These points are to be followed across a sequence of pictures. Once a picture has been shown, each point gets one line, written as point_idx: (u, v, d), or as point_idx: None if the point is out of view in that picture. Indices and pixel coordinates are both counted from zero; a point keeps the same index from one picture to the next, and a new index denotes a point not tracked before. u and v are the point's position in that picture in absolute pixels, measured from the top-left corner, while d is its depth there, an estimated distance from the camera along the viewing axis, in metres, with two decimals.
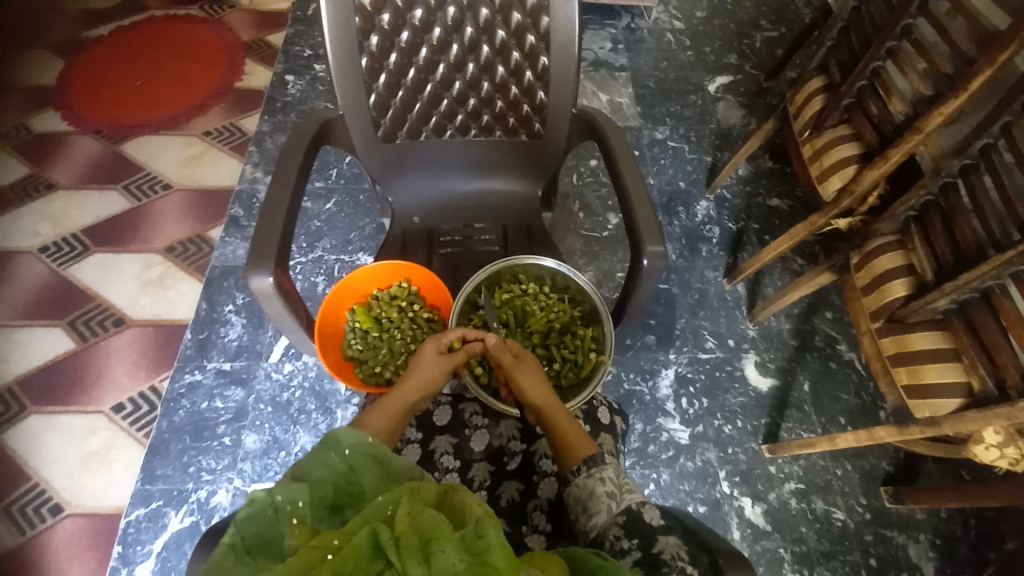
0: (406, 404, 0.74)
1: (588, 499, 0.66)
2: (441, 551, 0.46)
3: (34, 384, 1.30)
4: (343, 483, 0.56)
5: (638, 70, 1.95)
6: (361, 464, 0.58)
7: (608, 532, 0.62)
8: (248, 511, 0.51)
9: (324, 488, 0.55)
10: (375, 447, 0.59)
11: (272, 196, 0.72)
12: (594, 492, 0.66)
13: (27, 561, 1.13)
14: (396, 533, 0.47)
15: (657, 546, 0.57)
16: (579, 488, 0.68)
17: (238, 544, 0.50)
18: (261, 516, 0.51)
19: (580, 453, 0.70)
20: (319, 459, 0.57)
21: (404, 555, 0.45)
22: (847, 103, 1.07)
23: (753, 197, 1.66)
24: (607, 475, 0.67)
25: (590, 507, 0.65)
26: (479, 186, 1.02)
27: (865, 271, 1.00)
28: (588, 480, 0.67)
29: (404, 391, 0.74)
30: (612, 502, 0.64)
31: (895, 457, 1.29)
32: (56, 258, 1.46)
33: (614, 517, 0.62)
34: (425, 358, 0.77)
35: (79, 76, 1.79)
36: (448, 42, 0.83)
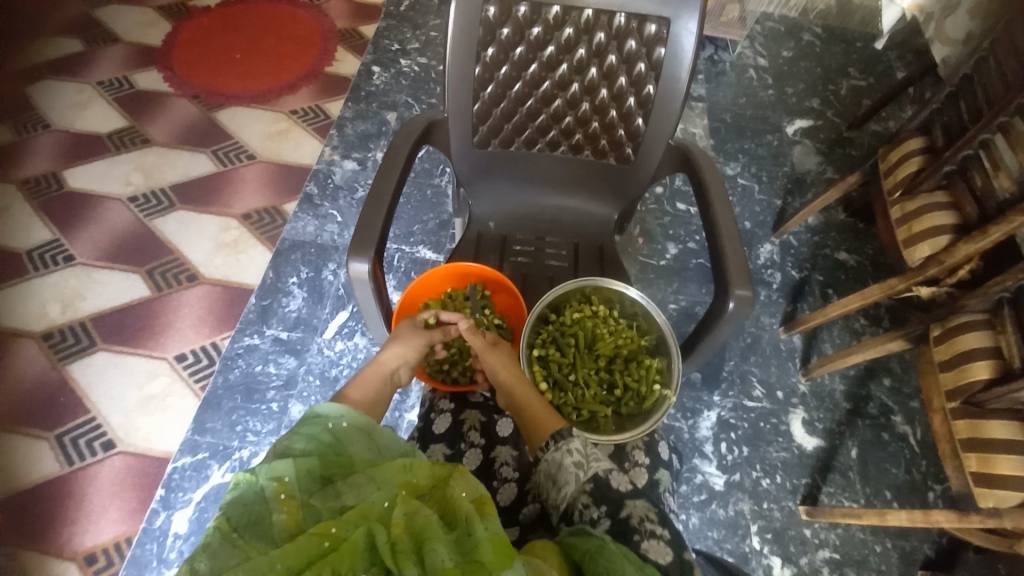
0: (384, 373, 0.81)
1: (557, 472, 0.68)
2: (434, 550, 0.49)
3: (108, 324, 1.39)
4: (330, 454, 0.60)
5: (716, 103, 1.93)
6: (348, 436, 0.63)
7: (577, 502, 0.64)
8: (234, 496, 0.54)
9: (311, 461, 0.58)
10: (362, 422, 0.65)
11: (377, 187, 0.76)
12: (563, 464, 0.68)
13: (80, 487, 1.20)
14: (393, 537, 0.51)
15: (625, 511, 0.61)
16: (549, 463, 0.69)
17: (225, 524, 0.51)
18: (245, 498, 0.53)
19: (547, 431, 0.73)
20: (304, 436, 0.62)
21: (400, 558, 0.49)
22: (949, 170, 1.03)
23: (821, 248, 1.61)
24: (574, 446, 0.69)
25: (559, 479, 0.67)
26: (558, 201, 1.03)
27: (946, 346, 0.96)
28: (556, 453, 0.69)
29: (382, 361, 0.81)
30: (580, 472, 0.66)
31: (939, 542, 1.22)
32: (143, 209, 1.57)
33: (581, 486, 0.64)
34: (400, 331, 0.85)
35: (185, 43, 1.92)
36: (557, 61, 0.85)
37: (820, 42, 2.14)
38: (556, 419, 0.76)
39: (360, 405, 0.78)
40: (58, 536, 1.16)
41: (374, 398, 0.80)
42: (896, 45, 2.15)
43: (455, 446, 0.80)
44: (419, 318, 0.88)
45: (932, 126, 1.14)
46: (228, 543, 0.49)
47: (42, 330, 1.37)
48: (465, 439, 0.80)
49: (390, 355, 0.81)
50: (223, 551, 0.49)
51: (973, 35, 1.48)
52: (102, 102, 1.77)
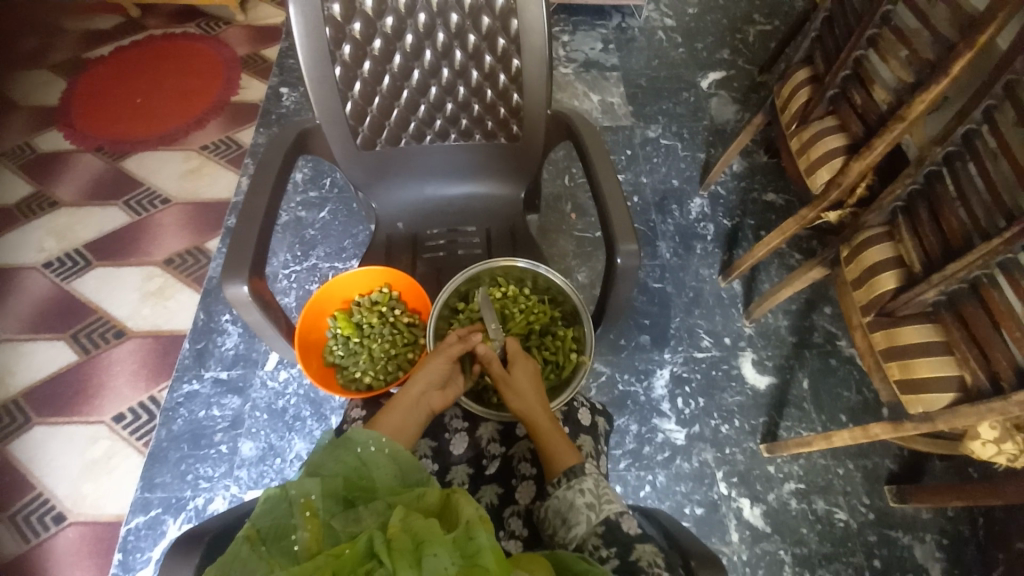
0: (416, 400, 0.74)
1: (567, 511, 0.66)
2: (434, 556, 0.48)
3: (39, 397, 1.33)
4: (354, 477, 0.59)
5: (629, 69, 1.94)
6: (375, 459, 0.61)
7: (587, 542, 0.62)
8: (265, 506, 0.53)
9: (335, 481, 0.57)
10: (389, 447, 0.63)
11: (249, 205, 0.73)
12: (574, 503, 0.66)
13: (33, 568, 1.15)
14: (388, 536, 0.50)
15: (634, 554, 0.59)
16: (559, 500, 0.67)
17: (254, 532, 0.51)
18: (277, 510, 0.53)
19: (560, 464, 0.70)
20: (333, 457, 0.60)
21: (396, 557, 0.47)
22: (832, 94, 1.06)
23: (748, 193, 1.64)
24: (587, 486, 0.67)
25: (570, 518, 0.65)
26: (462, 191, 1.02)
27: (854, 265, 0.98)
28: (569, 492, 0.67)
29: (414, 387, 0.74)
30: (592, 513, 0.64)
31: (899, 455, 1.26)
32: (60, 273, 1.50)
33: (592, 528, 0.63)
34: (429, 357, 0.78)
35: (81, 96, 1.84)
36: (420, 49, 0.84)
37: None
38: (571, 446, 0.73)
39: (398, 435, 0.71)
40: None
41: None
42: None
43: None
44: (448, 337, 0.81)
45: (814, 55, 1.17)
46: (253, 554, 0.49)
47: None
48: None
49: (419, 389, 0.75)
50: (250, 561, 0.49)
51: None
52: (2, 170, 1.69)
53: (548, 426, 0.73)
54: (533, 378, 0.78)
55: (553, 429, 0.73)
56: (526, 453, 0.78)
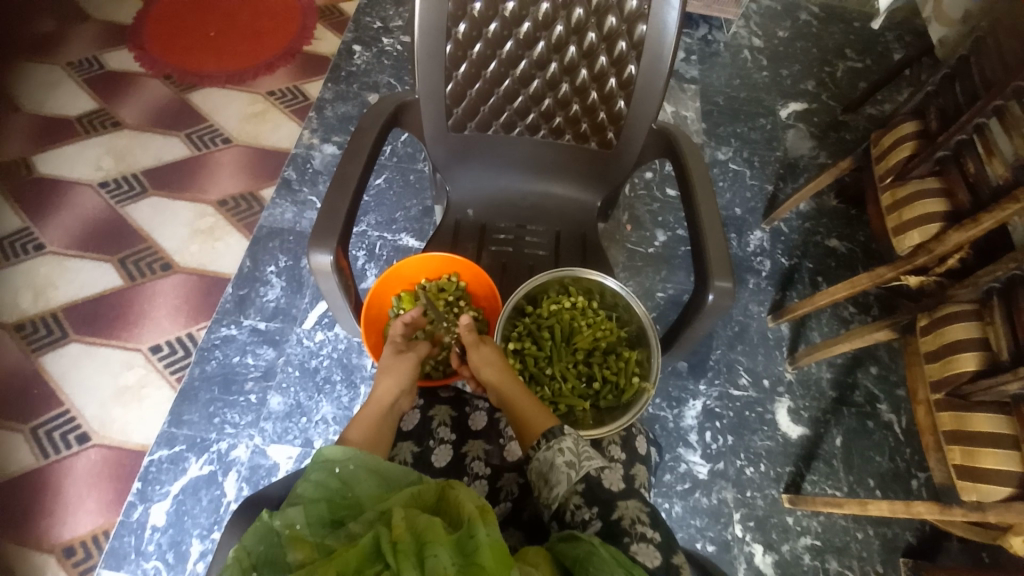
0: (385, 408, 0.74)
1: (549, 471, 0.65)
2: (434, 555, 0.48)
3: (80, 315, 1.35)
4: (338, 498, 0.57)
5: (709, 84, 1.87)
6: (355, 476, 0.60)
7: (568, 502, 0.62)
8: (254, 537, 0.53)
9: (319, 506, 0.56)
10: (369, 460, 0.62)
11: (342, 173, 0.72)
12: (554, 463, 0.65)
13: (55, 480, 1.18)
14: (394, 537, 0.49)
15: (615, 513, 0.60)
16: (540, 462, 0.66)
17: (246, 558, 0.51)
18: (269, 537, 0.53)
19: (537, 430, 0.70)
20: (310, 481, 0.59)
21: (400, 558, 0.47)
22: (941, 156, 1.00)
23: (811, 235, 1.59)
24: (567, 445, 0.66)
25: (551, 479, 0.64)
26: (539, 189, 1.00)
27: (933, 337, 0.94)
28: (548, 453, 0.66)
29: (380, 396, 0.74)
30: (572, 472, 0.63)
31: (921, 530, 1.23)
32: (114, 195, 1.51)
33: (573, 487, 0.63)
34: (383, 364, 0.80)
35: (156, 20, 1.83)
36: (535, 38, 0.81)
37: (817, 22, 2.07)
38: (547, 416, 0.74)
39: (367, 444, 0.69)
40: (35, 528, 1.14)
41: (374, 436, 0.71)
42: (894, 26, 2.09)
43: (422, 443, 0.77)
44: (395, 337, 0.84)
45: (926, 110, 1.11)
46: None
47: (13, 320, 1.33)
48: (433, 436, 0.77)
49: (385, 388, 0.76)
50: None
51: (972, 16, 1.43)
52: (71, 82, 1.69)
53: (523, 397, 0.76)
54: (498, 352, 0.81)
55: (526, 398, 0.76)
56: None
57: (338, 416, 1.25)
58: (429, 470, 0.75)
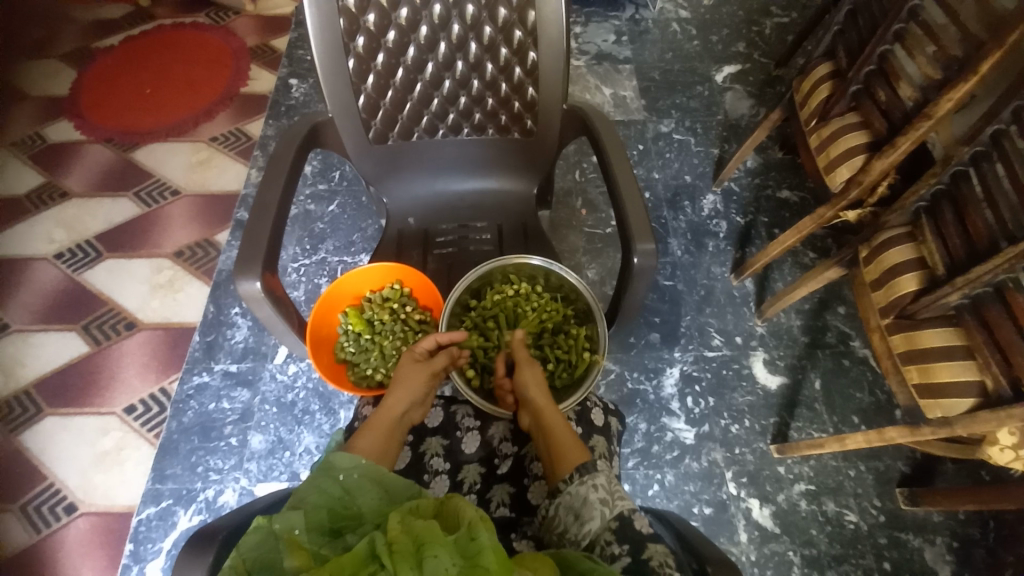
0: (395, 418, 0.74)
1: (581, 506, 0.64)
2: (435, 555, 0.49)
3: (52, 387, 1.34)
4: (340, 508, 0.58)
5: (642, 61, 1.91)
6: (359, 488, 0.61)
7: (600, 538, 0.61)
8: (253, 538, 0.52)
9: (321, 514, 0.56)
10: (371, 470, 0.63)
11: (262, 200, 0.73)
12: (587, 499, 0.64)
13: (46, 557, 1.17)
14: (390, 538, 0.51)
15: (645, 552, 0.57)
16: (571, 496, 0.66)
17: (241, 565, 0.50)
18: (266, 541, 0.52)
19: (569, 461, 0.69)
20: (315, 488, 0.59)
21: (397, 559, 0.48)
22: (855, 90, 1.03)
23: (762, 189, 1.61)
24: (600, 482, 0.66)
25: (583, 514, 0.63)
26: (473, 186, 1.01)
27: (873, 265, 0.96)
28: (581, 487, 0.65)
29: (391, 405, 0.74)
30: (606, 509, 0.63)
31: (911, 457, 1.23)
32: (71, 264, 1.51)
33: (606, 523, 0.61)
34: (403, 370, 0.80)
35: (91, 86, 1.84)
36: (435, 41, 0.83)
37: None
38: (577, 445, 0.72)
39: (372, 455, 0.70)
40: None
41: (381, 447, 0.71)
42: None
43: None
44: (419, 349, 0.82)
45: (837, 50, 1.14)
46: None
47: None
48: None
49: (399, 400, 0.75)
50: None
51: None
52: (14, 161, 1.70)
53: (552, 423, 0.73)
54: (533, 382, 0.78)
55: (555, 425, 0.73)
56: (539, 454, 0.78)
57: (321, 445, 1.24)
58: None
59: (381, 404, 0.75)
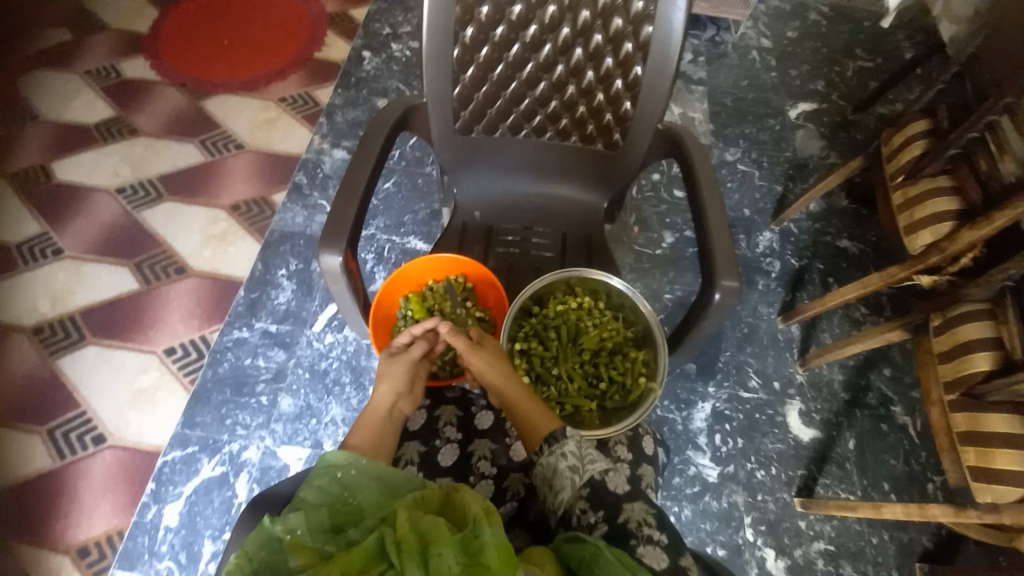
0: (383, 412, 0.76)
1: (553, 477, 0.66)
2: (439, 554, 0.49)
3: (98, 318, 1.38)
4: (340, 505, 0.58)
5: (716, 86, 1.87)
6: (358, 483, 0.60)
7: (574, 507, 0.63)
8: (255, 541, 0.53)
9: (321, 513, 0.57)
10: (369, 465, 0.62)
11: (351, 176, 0.73)
12: (558, 469, 0.66)
13: (73, 481, 1.21)
14: (397, 537, 0.51)
15: (622, 516, 0.62)
16: (544, 467, 0.67)
17: (245, 565, 0.51)
18: (268, 545, 0.53)
19: (540, 432, 0.71)
20: (314, 487, 0.59)
21: (405, 557, 0.48)
22: (954, 153, 0.99)
23: (822, 235, 1.57)
24: (569, 449, 0.66)
25: (555, 484, 0.65)
26: (545, 191, 1.00)
27: (945, 336, 0.93)
28: (551, 458, 0.66)
29: (377, 400, 0.77)
30: (576, 477, 0.64)
31: (938, 535, 1.20)
32: (131, 202, 1.55)
33: (578, 492, 0.64)
34: (380, 371, 0.82)
35: (172, 30, 1.87)
36: (541, 41, 0.82)
37: (826, 22, 2.06)
38: (550, 418, 0.74)
39: (367, 449, 0.71)
40: (52, 529, 1.17)
41: (377, 439, 0.72)
42: (904, 25, 2.07)
43: (429, 443, 0.78)
44: (397, 343, 0.86)
45: (938, 108, 1.10)
46: None
47: (34, 324, 1.37)
48: (439, 435, 0.78)
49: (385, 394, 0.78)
50: None
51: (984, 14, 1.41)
52: (90, 92, 1.74)
53: (524, 397, 0.76)
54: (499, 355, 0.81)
55: (528, 398, 0.76)
56: None
57: (347, 418, 1.26)
58: (435, 469, 0.76)
59: (369, 402, 0.77)
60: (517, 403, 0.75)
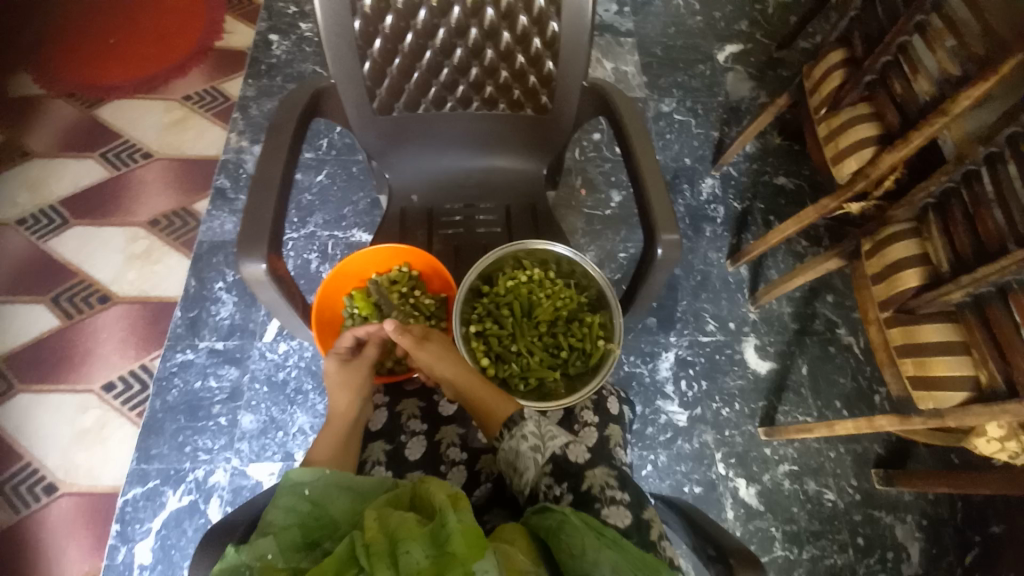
0: (348, 422, 0.75)
1: (516, 458, 0.66)
2: (407, 551, 0.47)
3: (20, 363, 1.26)
4: (312, 521, 0.56)
5: (645, 35, 1.85)
6: (328, 496, 0.58)
7: (539, 484, 0.64)
8: (223, 572, 0.51)
9: (292, 533, 0.54)
10: (337, 475, 0.60)
11: (263, 172, 0.68)
12: (520, 450, 0.66)
13: (26, 538, 1.12)
14: (366, 540, 0.49)
15: (585, 483, 0.63)
16: (507, 450, 0.67)
17: None
18: (236, 575, 0.51)
19: (499, 419, 0.71)
20: (282, 507, 0.56)
21: (373, 559, 0.47)
22: (869, 80, 1.02)
23: (760, 175, 1.62)
24: (529, 430, 0.67)
25: (519, 466, 0.65)
26: (483, 164, 0.97)
27: (877, 259, 0.98)
28: (513, 441, 0.67)
29: (341, 411, 0.75)
30: (538, 455, 0.65)
31: (888, 441, 1.30)
32: (34, 231, 1.39)
33: (541, 469, 0.64)
34: (334, 379, 0.79)
35: (44, 30, 1.65)
36: (449, 4, 0.77)
37: None
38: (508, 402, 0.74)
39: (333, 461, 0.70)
40: None
41: (340, 449, 0.72)
42: None
43: (394, 440, 0.76)
44: (343, 349, 0.82)
45: (851, 36, 1.12)
46: None
47: None
48: (404, 430, 0.77)
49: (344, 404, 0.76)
50: None
51: None
52: None
53: (480, 386, 0.75)
54: (448, 345, 0.79)
55: (484, 386, 0.75)
56: None
57: (315, 425, 1.22)
58: (404, 464, 0.74)
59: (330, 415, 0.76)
60: (473, 392, 0.75)
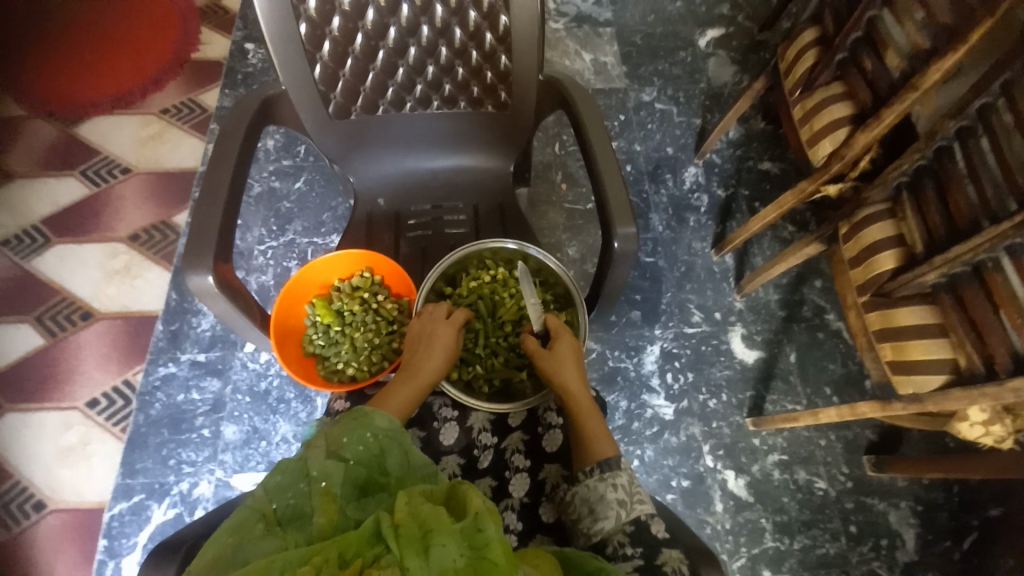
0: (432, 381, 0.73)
1: (595, 501, 0.64)
2: (441, 546, 0.46)
3: (5, 383, 1.26)
4: (369, 469, 0.56)
5: (624, 25, 1.82)
6: (390, 449, 0.58)
7: (612, 537, 0.62)
8: (285, 480, 0.53)
9: (356, 470, 0.55)
10: (402, 433, 0.59)
11: (210, 182, 0.68)
12: (604, 496, 0.64)
13: (16, 556, 1.13)
14: (396, 521, 0.48)
15: (660, 558, 0.60)
16: (587, 489, 0.65)
17: (273, 510, 0.51)
18: (296, 487, 0.52)
19: (596, 454, 0.68)
20: (350, 440, 0.57)
21: (405, 545, 0.46)
22: (841, 59, 1.00)
23: (744, 161, 1.59)
24: (621, 482, 0.65)
25: (597, 511, 0.64)
26: (448, 164, 0.95)
27: (854, 243, 0.95)
28: (599, 484, 0.65)
29: (433, 368, 0.73)
30: (622, 511, 0.63)
31: (880, 426, 1.27)
32: (16, 251, 1.40)
33: (621, 525, 0.63)
34: (443, 336, 0.76)
35: (19, 49, 1.65)
36: (397, 3, 0.76)
37: None
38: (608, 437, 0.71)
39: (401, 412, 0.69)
40: None
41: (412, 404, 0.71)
42: None
43: None
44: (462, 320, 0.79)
45: (823, 15, 1.09)
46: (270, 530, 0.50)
47: None
48: None
49: (439, 367, 0.74)
50: (260, 534, 0.49)
51: None
52: None
53: (583, 409, 0.72)
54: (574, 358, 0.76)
55: (593, 415, 0.72)
56: (520, 445, 0.75)
57: (298, 433, 1.22)
58: None
59: (420, 365, 0.74)
60: (580, 416, 0.72)
